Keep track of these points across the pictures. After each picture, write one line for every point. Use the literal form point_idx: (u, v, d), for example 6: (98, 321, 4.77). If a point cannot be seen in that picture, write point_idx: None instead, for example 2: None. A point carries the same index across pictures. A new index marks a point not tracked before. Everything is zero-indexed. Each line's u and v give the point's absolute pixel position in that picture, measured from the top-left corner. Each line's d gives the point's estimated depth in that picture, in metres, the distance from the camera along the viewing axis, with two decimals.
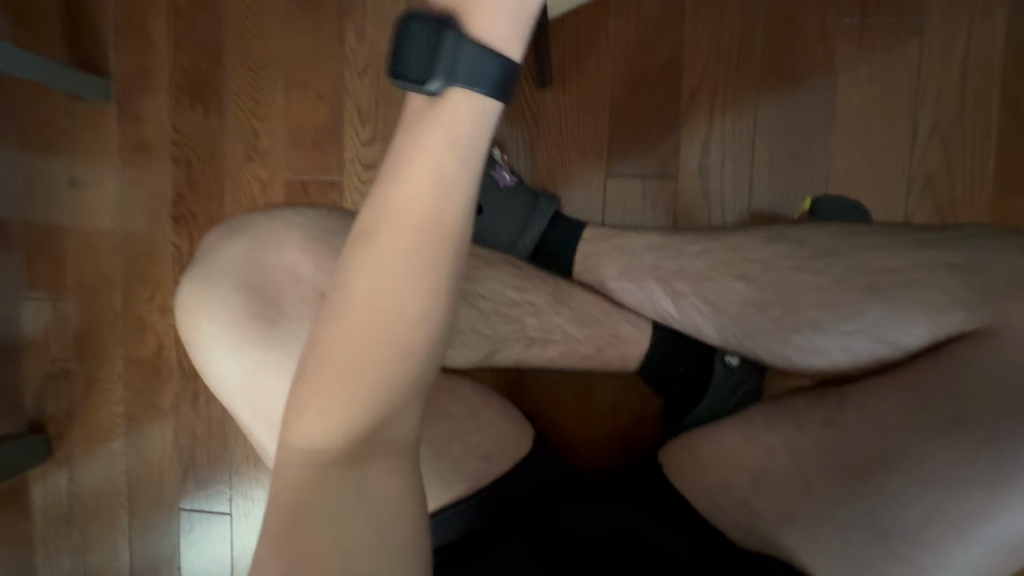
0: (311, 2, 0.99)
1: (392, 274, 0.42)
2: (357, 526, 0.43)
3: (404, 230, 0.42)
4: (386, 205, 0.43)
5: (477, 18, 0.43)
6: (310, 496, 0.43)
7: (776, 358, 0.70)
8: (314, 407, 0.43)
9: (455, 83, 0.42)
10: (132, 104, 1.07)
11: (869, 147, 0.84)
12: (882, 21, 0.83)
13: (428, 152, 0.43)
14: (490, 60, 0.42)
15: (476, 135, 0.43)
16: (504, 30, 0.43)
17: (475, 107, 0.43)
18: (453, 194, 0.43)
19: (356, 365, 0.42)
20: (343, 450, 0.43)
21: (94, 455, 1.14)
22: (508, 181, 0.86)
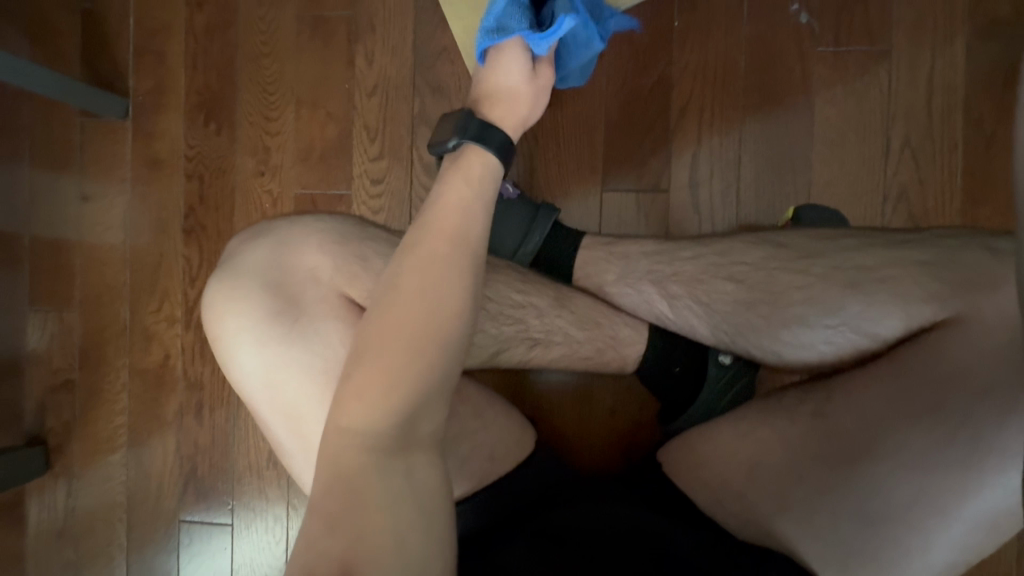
0: (322, 27, 1.05)
1: (434, 279, 0.53)
2: (406, 502, 0.49)
3: (443, 243, 0.55)
4: (430, 225, 0.56)
5: (491, 108, 0.68)
6: (368, 474, 0.49)
7: (765, 352, 0.75)
8: (364, 393, 0.50)
9: (472, 141, 0.64)
10: (147, 122, 1.11)
11: (847, 162, 0.91)
12: (853, 48, 0.90)
13: (461, 195, 0.58)
14: (500, 134, 0.65)
15: (491, 185, 0.62)
16: (509, 118, 0.69)
17: (487, 171, 0.63)
18: (478, 220, 0.58)
19: (404, 351, 0.50)
20: (388, 438, 0.50)
21: (93, 468, 1.14)
22: (511, 193, 0.92)
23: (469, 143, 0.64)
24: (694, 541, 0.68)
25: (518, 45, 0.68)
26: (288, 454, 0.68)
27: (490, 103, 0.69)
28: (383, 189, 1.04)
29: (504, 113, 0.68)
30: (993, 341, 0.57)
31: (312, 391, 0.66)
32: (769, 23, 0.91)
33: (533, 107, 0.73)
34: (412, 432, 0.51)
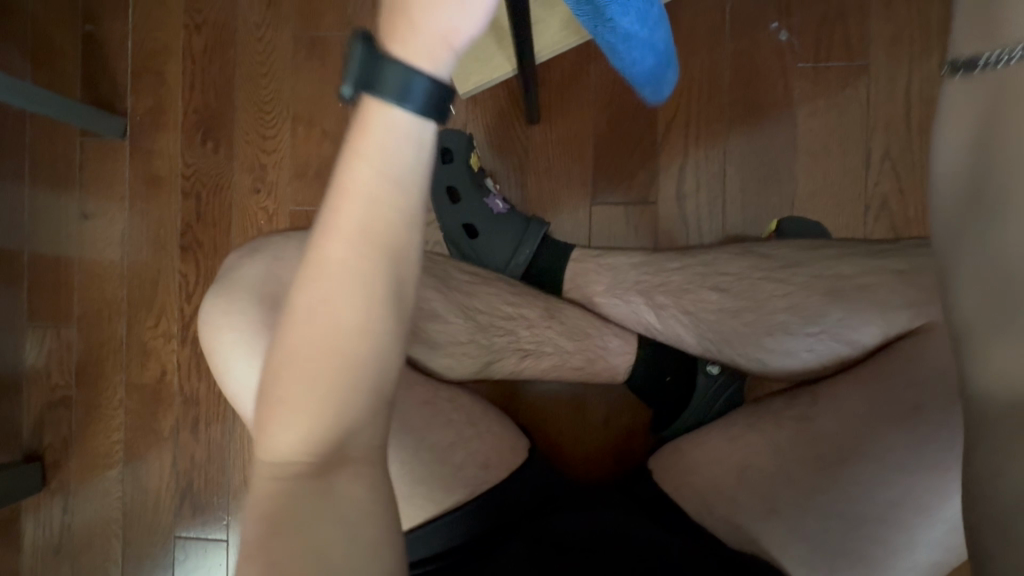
0: (317, 48, 1.08)
1: (334, 295, 0.43)
2: (330, 525, 0.44)
3: (341, 247, 0.43)
4: (323, 220, 0.44)
5: (393, 31, 0.41)
6: (289, 498, 0.44)
7: (749, 360, 0.78)
8: (276, 419, 0.44)
9: (365, 92, 0.42)
10: (145, 141, 1.14)
11: (830, 173, 0.93)
12: (833, 63, 0.93)
13: (364, 169, 0.42)
14: (403, 74, 0.40)
15: (410, 141, 0.42)
16: (424, 42, 0.41)
17: (402, 124, 0.42)
18: (387, 205, 0.43)
19: (311, 375, 0.44)
20: (309, 462, 0.44)
21: (89, 484, 1.15)
22: (501, 208, 0.91)
23: (362, 91, 0.42)
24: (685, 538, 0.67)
25: None
26: None
27: (394, 20, 0.41)
28: None
29: (413, 37, 0.41)
30: None
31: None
32: (750, 40, 0.94)
33: None
34: (340, 453, 0.45)
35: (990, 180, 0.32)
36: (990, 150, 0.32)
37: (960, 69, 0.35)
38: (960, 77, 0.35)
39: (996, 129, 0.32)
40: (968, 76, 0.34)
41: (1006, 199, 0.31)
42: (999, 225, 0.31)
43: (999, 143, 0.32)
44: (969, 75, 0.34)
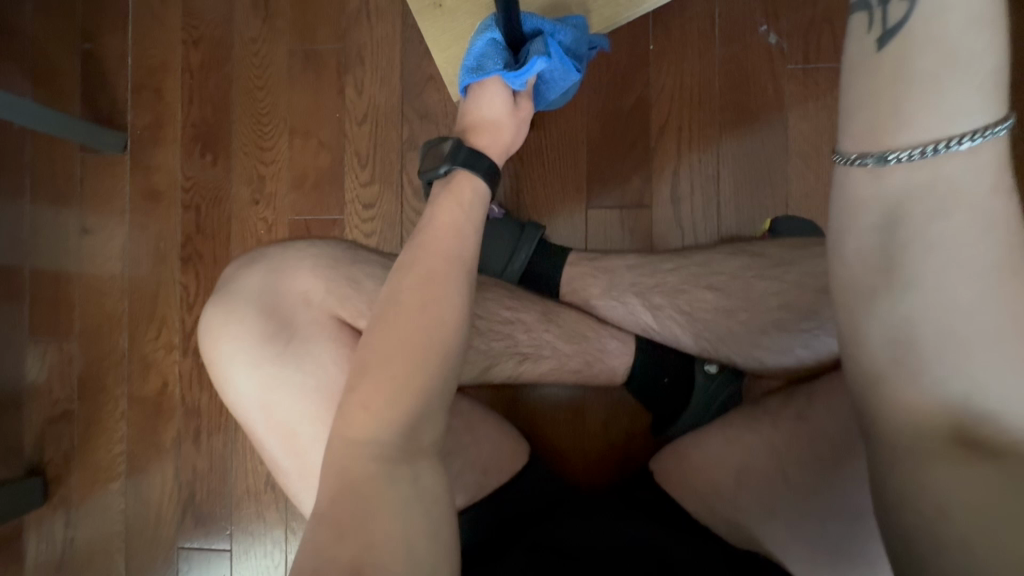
0: (313, 60, 1.10)
1: (433, 294, 0.57)
2: (414, 509, 0.49)
3: (439, 261, 0.59)
4: (424, 244, 0.61)
5: (479, 140, 0.73)
6: (377, 482, 0.49)
7: (746, 359, 0.79)
8: (369, 402, 0.52)
9: (458, 164, 0.68)
10: (145, 155, 1.15)
11: (822, 173, 0.94)
12: (821, 65, 0.94)
13: (452, 215, 0.64)
14: (487, 162, 0.70)
15: (479, 205, 0.67)
16: (497, 147, 0.74)
17: (477, 189, 0.68)
18: (473, 238, 0.63)
19: (405, 359, 0.53)
20: (392, 445, 0.51)
21: (92, 498, 1.15)
22: (496, 214, 0.94)
23: (456, 167, 0.69)
24: (677, 541, 0.68)
25: (496, 81, 0.74)
26: (286, 469, 0.70)
27: (477, 136, 0.74)
28: (375, 214, 1.07)
29: (491, 145, 0.74)
30: None
31: (304, 408, 0.68)
32: (739, 44, 0.96)
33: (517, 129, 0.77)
34: (415, 442, 0.52)
35: (902, 268, 0.40)
36: (894, 246, 0.41)
37: (866, 163, 0.41)
38: (864, 166, 0.41)
39: (895, 227, 0.41)
40: (871, 167, 0.41)
41: (917, 286, 0.40)
42: (916, 302, 0.40)
43: (903, 242, 0.40)
44: (876, 166, 0.41)
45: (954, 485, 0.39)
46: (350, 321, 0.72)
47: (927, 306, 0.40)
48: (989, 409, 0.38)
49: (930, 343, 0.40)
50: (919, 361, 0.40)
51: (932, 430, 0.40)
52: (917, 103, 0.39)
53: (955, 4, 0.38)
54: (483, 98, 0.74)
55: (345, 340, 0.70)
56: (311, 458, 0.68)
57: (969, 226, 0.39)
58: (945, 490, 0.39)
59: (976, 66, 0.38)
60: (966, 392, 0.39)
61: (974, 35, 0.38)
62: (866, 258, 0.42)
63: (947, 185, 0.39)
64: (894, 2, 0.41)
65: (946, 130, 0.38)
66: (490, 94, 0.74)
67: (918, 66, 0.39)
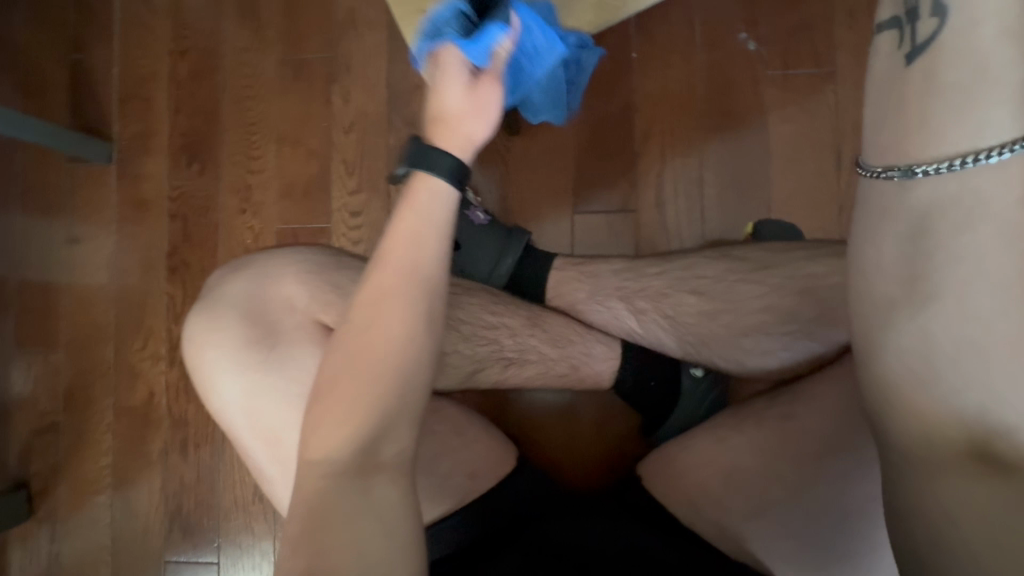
0: (301, 69, 1.10)
1: (384, 314, 0.52)
2: (365, 522, 0.49)
3: (394, 276, 0.53)
4: (380, 255, 0.54)
5: (436, 131, 0.58)
6: (331, 496, 0.49)
7: (729, 362, 0.80)
8: (324, 426, 0.51)
9: (413, 167, 0.56)
10: (133, 165, 1.15)
11: (804, 177, 0.95)
12: (801, 71, 0.95)
13: (408, 219, 0.54)
14: (446, 159, 0.55)
15: (444, 202, 0.55)
16: (457, 137, 0.58)
17: (438, 188, 0.55)
18: (436, 245, 0.54)
19: (352, 384, 0.50)
20: (346, 464, 0.50)
21: (78, 512, 1.13)
22: (481, 220, 0.93)
23: (412, 169, 0.56)
24: (660, 541, 0.68)
25: (456, 52, 0.61)
26: (269, 477, 0.70)
27: (435, 125, 0.59)
28: (363, 221, 1.07)
29: (449, 134, 0.58)
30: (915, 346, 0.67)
31: (289, 414, 0.68)
32: (720, 51, 0.97)
33: (484, 114, 0.60)
34: (373, 459, 0.50)
35: (925, 281, 0.38)
36: (917, 258, 0.38)
37: (893, 176, 0.39)
38: (892, 180, 0.40)
39: (921, 238, 0.38)
40: (898, 180, 0.39)
41: (939, 299, 0.37)
42: (933, 317, 0.37)
43: (926, 254, 0.38)
44: (908, 179, 0.38)
45: (965, 497, 0.38)
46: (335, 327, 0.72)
47: (942, 321, 0.37)
48: (1010, 424, 0.35)
49: (949, 361, 0.37)
50: (934, 371, 0.37)
51: (948, 442, 0.38)
52: (945, 117, 0.37)
53: (988, 17, 0.36)
54: (437, 71, 0.61)
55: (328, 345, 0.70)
56: None
57: (995, 240, 0.35)
58: (955, 500, 0.39)
59: (1009, 78, 0.35)
60: (981, 406, 0.36)
61: (1007, 49, 0.35)
62: (887, 262, 0.40)
63: (973, 199, 0.36)
64: (924, 19, 0.39)
65: (975, 143, 0.35)
66: (445, 65, 0.61)
67: (947, 80, 0.37)
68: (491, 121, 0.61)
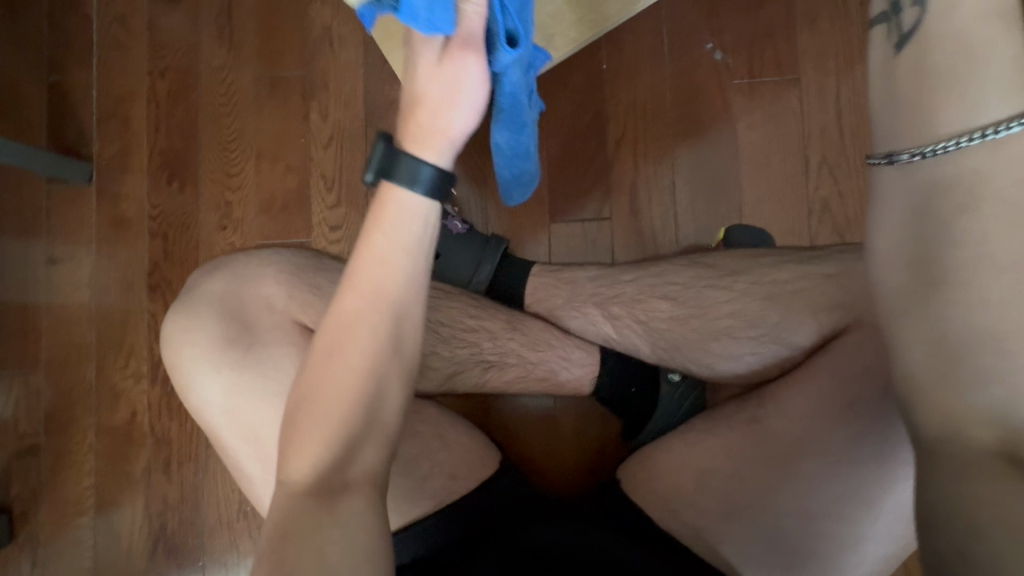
0: (278, 87, 1.12)
1: (346, 338, 0.54)
2: (329, 531, 0.49)
3: (362, 297, 0.55)
4: (345, 280, 0.56)
5: (409, 131, 0.58)
6: (294, 510, 0.51)
7: (699, 366, 0.81)
8: (300, 446, 0.53)
9: (383, 177, 0.57)
10: (112, 185, 1.15)
11: (772, 182, 0.97)
12: (766, 79, 0.98)
13: (375, 241, 0.56)
14: (419, 167, 0.56)
15: (411, 221, 0.56)
16: (428, 138, 0.57)
17: (408, 205, 0.56)
18: (399, 269, 0.56)
19: (323, 405, 0.53)
20: (316, 483, 0.51)
21: (60, 535, 1.12)
22: (459, 228, 0.93)
23: (383, 177, 0.58)
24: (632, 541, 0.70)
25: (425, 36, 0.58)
26: (249, 474, 0.71)
27: (408, 123, 0.58)
28: (342, 235, 1.08)
29: (421, 136, 0.57)
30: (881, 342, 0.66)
31: (270, 412, 0.69)
32: (688, 60, 0.99)
33: (458, 105, 0.58)
34: (343, 476, 0.52)
35: (934, 264, 0.35)
36: (924, 241, 0.36)
37: (897, 161, 0.37)
38: (893, 165, 0.38)
39: (924, 217, 0.36)
40: (902, 165, 0.37)
41: (946, 283, 0.34)
42: (946, 301, 0.34)
43: (932, 235, 0.35)
44: (907, 164, 0.37)
45: (1001, 498, 0.32)
46: (313, 326, 0.74)
47: (954, 305, 0.34)
48: None
49: (967, 349, 0.34)
50: (950, 363, 0.34)
51: (976, 440, 0.33)
52: (947, 96, 0.35)
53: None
54: (410, 45, 0.60)
55: (307, 343, 0.72)
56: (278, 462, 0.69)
57: (1001, 217, 0.33)
58: (986, 501, 0.33)
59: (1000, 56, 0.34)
60: (1000, 403, 0.33)
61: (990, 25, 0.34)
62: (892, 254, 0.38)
63: (976, 176, 0.34)
64: (907, 8, 0.39)
65: (969, 122, 0.34)
66: (414, 44, 0.59)
67: (934, 63, 0.36)
68: (457, 106, 0.58)
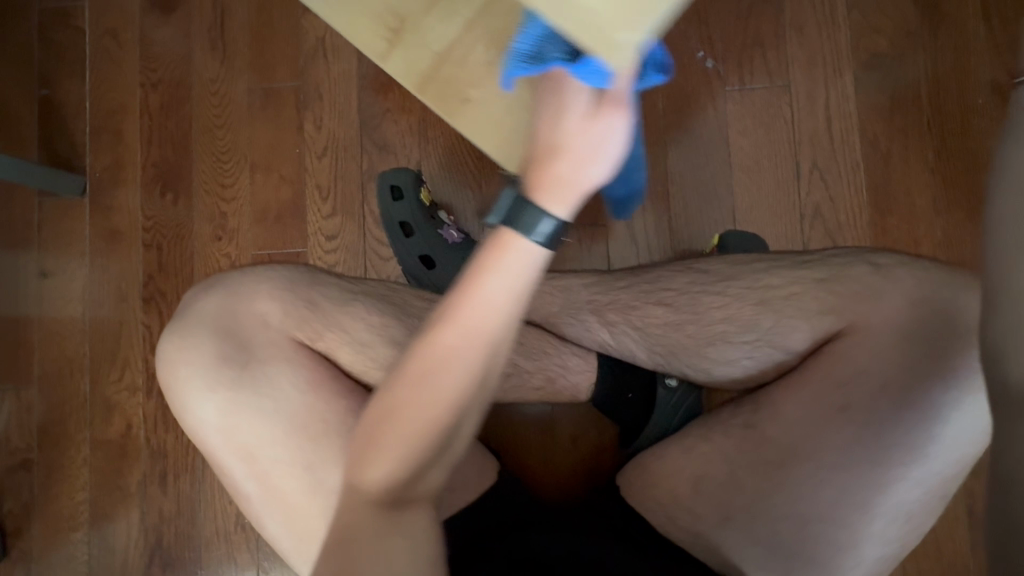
0: (272, 98, 1.12)
1: (440, 378, 0.49)
2: (396, 539, 0.54)
3: (463, 336, 0.49)
4: (447, 314, 0.50)
5: (539, 178, 0.52)
6: (359, 516, 0.53)
7: (696, 371, 0.81)
8: (372, 461, 0.51)
9: (505, 224, 0.51)
10: (104, 197, 1.15)
11: (764, 187, 0.98)
12: (756, 86, 0.99)
13: (487, 282, 0.49)
14: (544, 220, 0.50)
15: (527, 272, 0.50)
16: (559, 187, 0.51)
17: (527, 253, 0.50)
18: (506, 315, 0.50)
19: (405, 437, 0.50)
20: (382, 497, 0.52)
21: (53, 550, 1.11)
22: (456, 237, 0.99)
23: (503, 224, 0.51)
24: (627, 547, 0.72)
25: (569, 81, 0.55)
26: (247, 495, 0.71)
27: (539, 169, 0.53)
28: (338, 244, 1.08)
29: (552, 185, 0.51)
30: (877, 345, 0.67)
31: (266, 430, 0.70)
32: (678, 68, 1.01)
33: (601, 157, 0.52)
34: (408, 493, 0.53)
35: None
36: None
37: None
38: None
39: None
40: None
41: None
42: None
43: None
44: None
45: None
46: (309, 342, 0.75)
47: None
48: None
49: None
50: None
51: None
52: None
53: None
54: (549, 103, 0.56)
55: (304, 361, 0.73)
56: (275, 477, 0.70)
57: None
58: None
59: None
60: None
61: None
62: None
63: None
64: None
65: None
66: (556, 102, 0.55)
67: None
68: (605, 160, 0.52)
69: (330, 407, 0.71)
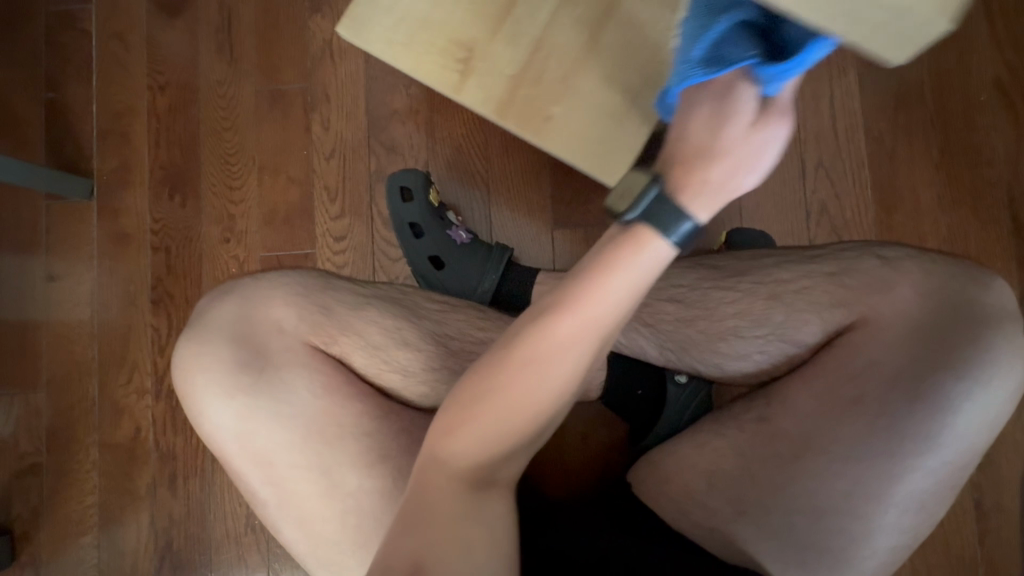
0: (279, 100, 1.12)
1: (550, 364, 0.50)
2: (472, 525, 0.52)
3: (579, 325, 0.49)
4: (571, 303, 0.49)
5: (691, 179, 0.51)
6: (450, 497, 0.52)
7: (708, 367, 0.82)
8: (470, 438, 0.51)
9: (643, 221, 0.50)
10: (112, 200, 1.15)
11: (770, 185, 0.99)
12: None
13: (613, 277, 0.49)
14: (685, 221, 0.49)
15: (651, 275, 0.50)
16: (708, 191, 0.51)
17: (656, 251, 0.50)
18: (622, 311, 0.50)
19: (507, 417, 0.50)
20: (469, 479, 0.52)
21: (62, 554, 1.11)
22: (463, 238, 0.99)
23: (642, 220, 0.50)
24: (639, 537, 0.72)
25: (743, 81, 0.52)
26: (263, 500, 0.71)
27: (693, 169, 0.51)
28: (347, 245, 1.09)
29: (702, 190, 0.50)
30: (891, 337, 0.68)
31: (282, 436, 0.70)
32: None
33: (755, 169, 0.52)
34: (493, 476, 0.53)
35: None
36: None
37: None
38: None
39: None
40: None
41: None
42: None
43: None
44: None
45: None
46: (324, 347, 0.75)
47: None
48: None
49: None
50: None
51: None
52: None
53: None
54: (712, 99, 0.52)
55: (319, 366, 0.73)
56: (290, 483, 0.70)
57: None
58: None
59: None
60: None
61: None
62: None
63: None
64: None
65: None
66: (721, 95, 0.52)
67: None
68: (758, 171, 0.52)
69: (347, 410, 0.72)
